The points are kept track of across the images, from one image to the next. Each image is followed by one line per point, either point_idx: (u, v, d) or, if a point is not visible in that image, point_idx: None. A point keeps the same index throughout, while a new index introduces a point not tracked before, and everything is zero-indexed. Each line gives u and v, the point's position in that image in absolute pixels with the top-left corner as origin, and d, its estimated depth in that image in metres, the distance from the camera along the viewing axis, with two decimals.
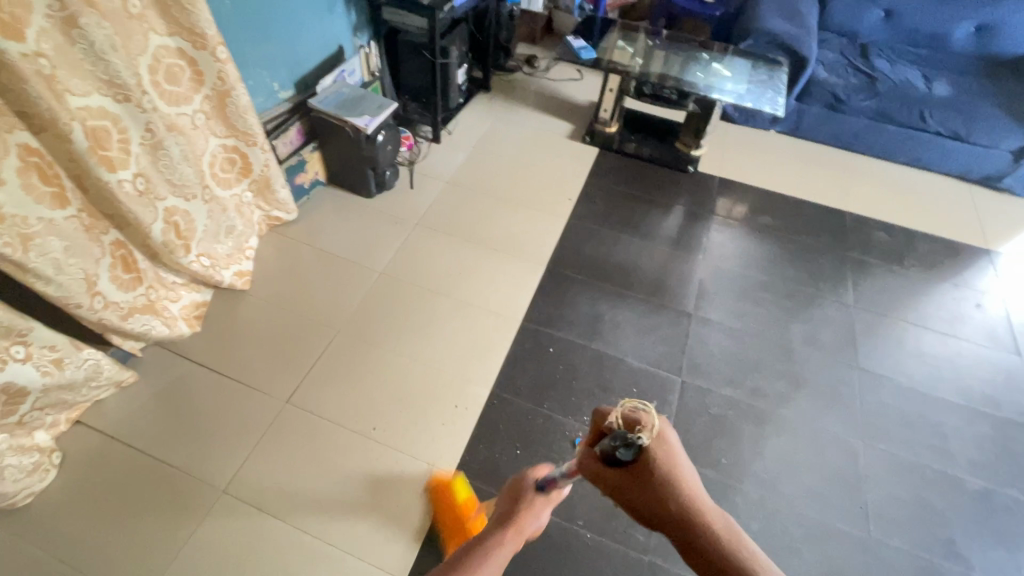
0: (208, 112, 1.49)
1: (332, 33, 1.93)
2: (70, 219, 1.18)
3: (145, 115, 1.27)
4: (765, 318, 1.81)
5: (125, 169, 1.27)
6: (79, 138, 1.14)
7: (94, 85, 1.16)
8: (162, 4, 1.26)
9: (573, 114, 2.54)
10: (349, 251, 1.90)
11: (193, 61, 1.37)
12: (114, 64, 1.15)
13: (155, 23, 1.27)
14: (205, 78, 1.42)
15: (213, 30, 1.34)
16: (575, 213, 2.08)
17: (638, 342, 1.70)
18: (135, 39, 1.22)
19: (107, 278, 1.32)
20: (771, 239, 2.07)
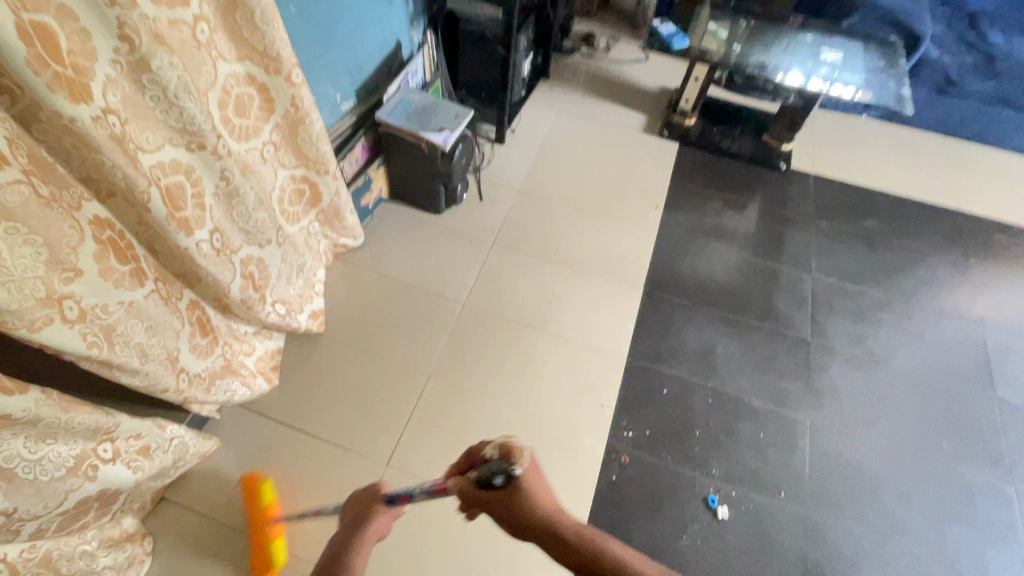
0: (278, 142, 1.28)
1: (392, 29, 1.69)
2: (150, 296, 1.01)
3: (222, 163, 1.06)
4: (888, 341, 1.65)
5: (201, 227, 1.08)
6: (158, 204, 0.95)
7: (168, 136, 0.96)
8: (232, 24, 1.04)
9: (643, 101, 2.29)
10: (424, 279, 1.72)
11: (264, 89, 1.16)
12: (190, 110, 0.94)
13: (224, 47, 1.05)
14: (278, 106, 1.20)
15: (289, 51, 1.12)
16: (664, 224, 1.88)
17: (757, 377, 1.55)
18: (206, 73, 1.01)
19: (188, 348, 1.16)
20: (882, 245, 1.87)
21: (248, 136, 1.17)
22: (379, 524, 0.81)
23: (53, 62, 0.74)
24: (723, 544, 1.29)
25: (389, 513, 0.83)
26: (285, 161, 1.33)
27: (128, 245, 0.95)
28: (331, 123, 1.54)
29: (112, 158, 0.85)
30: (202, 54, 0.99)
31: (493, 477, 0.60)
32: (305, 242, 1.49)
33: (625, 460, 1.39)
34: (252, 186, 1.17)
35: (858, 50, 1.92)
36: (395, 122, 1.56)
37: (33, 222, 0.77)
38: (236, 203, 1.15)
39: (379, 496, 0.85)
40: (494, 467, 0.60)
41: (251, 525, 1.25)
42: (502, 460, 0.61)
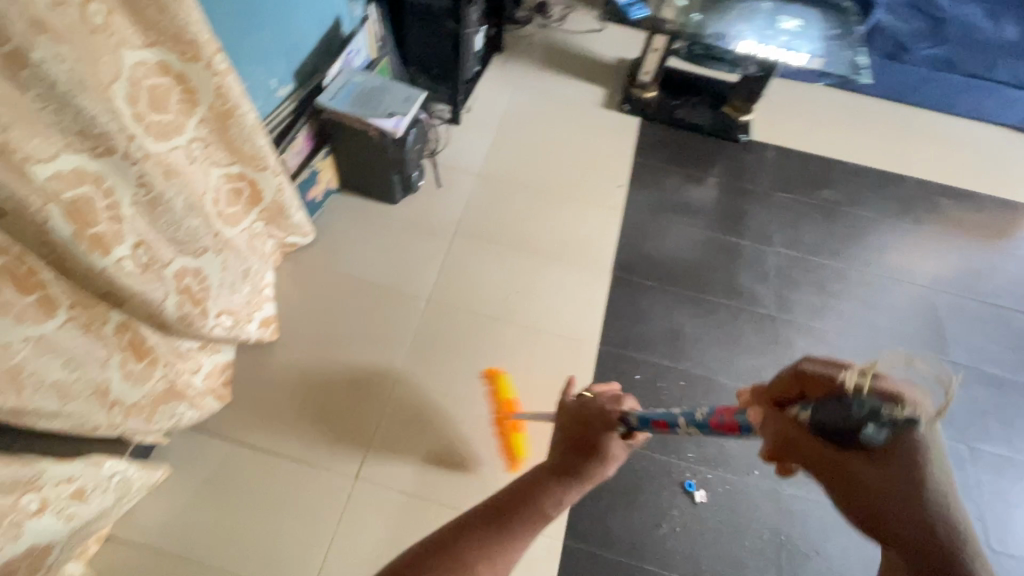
0: (206, 138, 1.14)
1: (328, 2, 1.54)
2: (63, 327, 0.89)
3: (137, 167, 0.93)
4: (850, 311, 1.68)
5: (121, 241, 0.95)
6: (60, 221, 0.82)
7: (66, 141, 0.83)
8: (134, 4, 0.90)
9: (602, 74, 2.22)
10: (384, 275, 1.61)
11: (182, 78, 1.02)
12: (89, 109, 0.81)
13: (127, 31, 0.90)
14: (200, 98, 1.07)
15: (208, 34, 0.98)
16: (631, 203, 1.84)
17: (728, 356, 1.56)
18: (106, 62, 0.86)
19: (121, 376, 1.04)
20: (842, 215, 1.89)
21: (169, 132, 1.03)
22: (612, 455, 0.74)
23: None
24: (703, 528, 1.30)
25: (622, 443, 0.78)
26: (217, 158, 1.19)
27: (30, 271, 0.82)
28: (265, 111, 1.39)
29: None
30: (99, 41, 0.84)
31: (866, 428, 0.48)
32: (247, 246, 1.36)
33: None
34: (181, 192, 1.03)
35: (814, 18, 1.90)
36: (338, 108, 1.43)
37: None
38: (159, 212, 1.02)
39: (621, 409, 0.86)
40: (865, 408, 0.49)
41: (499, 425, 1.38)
42: (883, 401, 0.49)
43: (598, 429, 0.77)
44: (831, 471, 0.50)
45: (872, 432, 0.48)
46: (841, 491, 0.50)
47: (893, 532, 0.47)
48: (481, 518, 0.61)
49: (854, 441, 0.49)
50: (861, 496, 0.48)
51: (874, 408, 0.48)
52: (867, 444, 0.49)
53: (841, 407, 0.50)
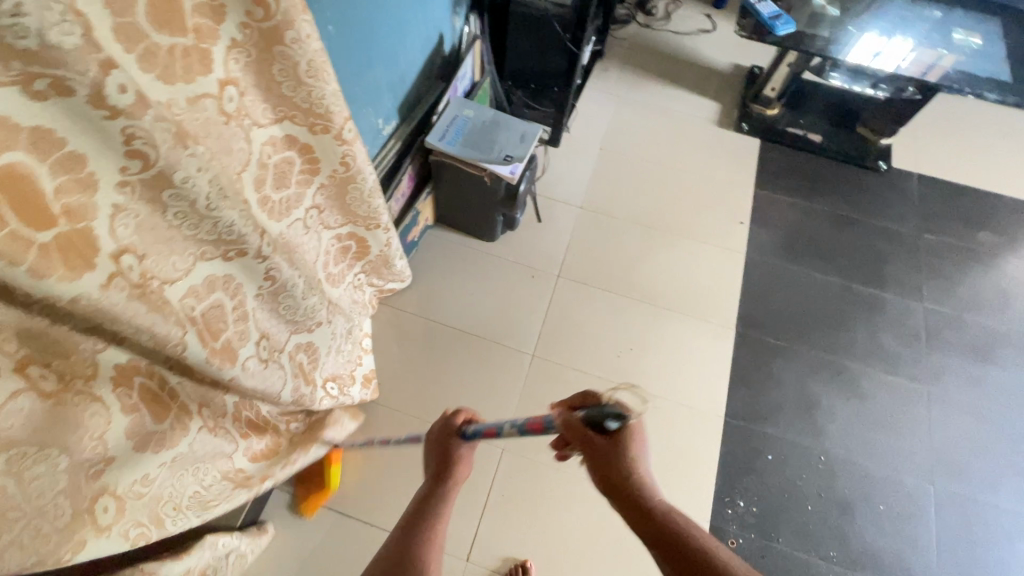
0: (323, 204, 1.02)
1: (434, 23, 1.37)
2: (197, 438, 0.83)
3: (267, 263, 0.81)
4: (1012, 383, 1.47)
5: (245, 341, 0.85)
6: (197, 347, 0.73)
7: (199, 251, 0.72)
8: (268, 78, 0.78)
9: (713, 85, 1.99)
10: (485, 324, 1.50)
11: (308, 149, 0.89)
12: (227, 219, 0.69)
13: (257, 108, 0.79)
14: (325, 166, 0.94)
15: (342, 103, 0.87)
16: (753, 245, 1.64)
17: (871, 435, 1.38)
18: (238, 151, 0.75)
19: (241, 471, 0.96)
20: (1000, 264, 1.64)
21: (289, 208, 0.92)
22: (463, 470, 0.75)
23: (33, 230, 0.50)
24: None
25: (470, 456, 0.77)
26: (331, 222, 1.07)
27: (164, 390, 0.76)
28: (372, 154, 1.26)
29: (133, 318, 0.62)
30: (231, 129, 0.73)
31: (609, 421, 0.60)
32: (353, 302, 1.25)
33: (733, 543, 1.24)
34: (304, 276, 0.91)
35: (993, 30, 1.61)
36: (450, 150, 1.28)
37: (37, 435, 0.58)
38: (282, 300, 0.91)
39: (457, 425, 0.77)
40: (609, 412, 0.60)
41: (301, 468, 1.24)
42: (619, 408, 0.60)
43: (454, 453, 0.75)
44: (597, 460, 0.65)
45: (613, 425, 0.61)
46: (598, 471, 0.66)
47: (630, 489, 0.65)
48: (426, 498, 0.69)
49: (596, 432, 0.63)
50: (612, 470, 0.65)
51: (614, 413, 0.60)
52: (608, 433, 0.64)
53: (594, 410, 0.62)
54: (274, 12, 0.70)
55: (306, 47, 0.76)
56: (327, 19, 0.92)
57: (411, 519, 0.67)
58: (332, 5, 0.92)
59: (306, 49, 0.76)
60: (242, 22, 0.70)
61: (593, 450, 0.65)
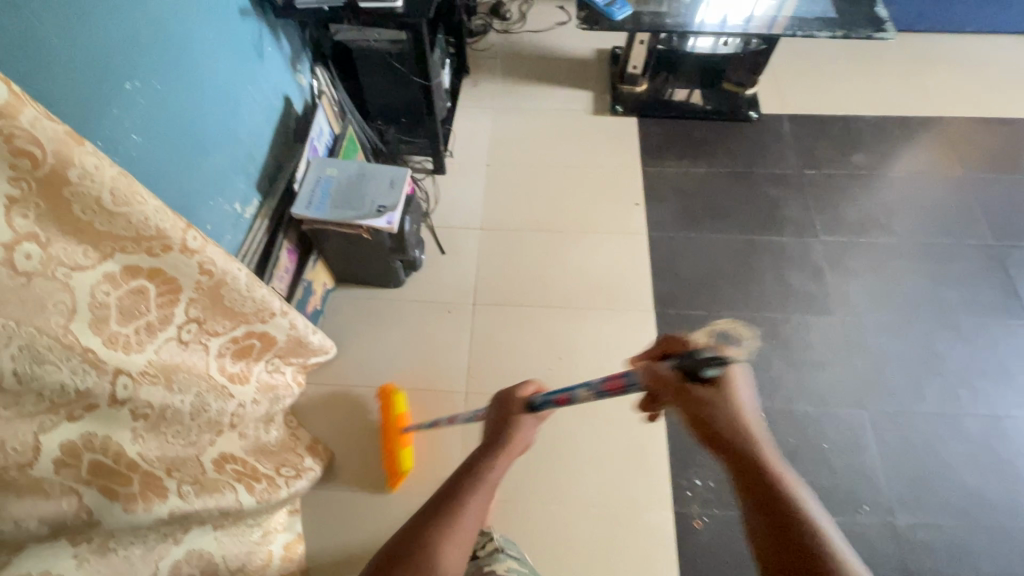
0: (200, 316, 0.94)
1: (273, 88, 1.31)
2: None
3: (127, 408, 0.81)
4: (913, 292, 1.54)
5: (165, 487, 0.86)
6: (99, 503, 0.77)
7: (37, 424, 0.69)
8: (75, 221, 0.68)
9: (582, 74, 2.01)
10: (414, 374, 1.45)
11: (156, 271, 0.82)
12: (57, 381, 0.69)
13: (71, 252, 0.70)
14: (183, 280, 0.86)
15: (170, 218, 0.77)
16: (652, 222, 1.67)
17: (802, 378, 1.43)
18: (57, 306, 0.68)
19: None
20: (879, 182, 1.74)
21: (150, 334, 0.85)
22: (525, 432, 0.73)
23: None
24: None
25: (536, 419, 0.75)
26: (218, 330, 0.98)
27: None
28: (238, 242, 1.20)
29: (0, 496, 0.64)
30: (37, 286, 0.66)
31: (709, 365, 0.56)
32: (271, 395, 1.16)
33: (699, 524, 1.26)
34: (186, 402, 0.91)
35: None
36: (319, 215, 1.23)
37: None
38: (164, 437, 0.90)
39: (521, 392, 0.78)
40: (710, 356, 0.57)
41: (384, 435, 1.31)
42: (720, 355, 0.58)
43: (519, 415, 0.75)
44: (704, 419, 0.60)
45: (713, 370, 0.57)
46: (699, 430, 0.60)
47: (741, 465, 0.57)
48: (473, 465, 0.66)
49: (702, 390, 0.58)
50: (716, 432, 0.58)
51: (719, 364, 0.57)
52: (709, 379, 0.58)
53: (690, 360, 0.58)
54: (43, 159, 0.60)
55: (99, 176, 0.66)
56: (128, 129, 0.86)
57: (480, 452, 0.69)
58: (130, 114, 0.86)
59: (102, 179, 0.66)
60: (9, 178, 0.59)
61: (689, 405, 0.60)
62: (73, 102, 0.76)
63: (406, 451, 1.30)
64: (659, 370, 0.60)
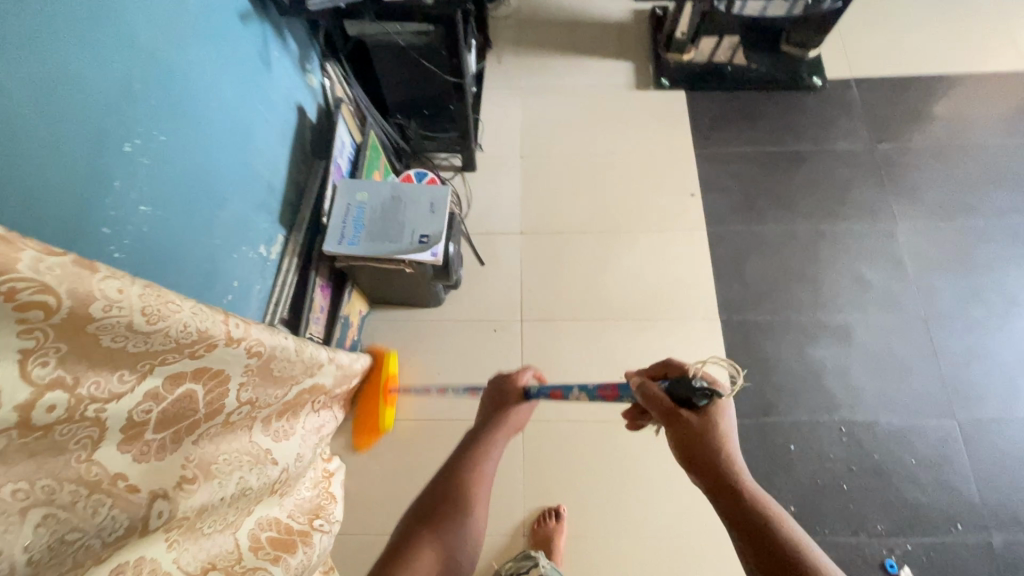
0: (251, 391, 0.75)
1: (286, 101, 1.13)
2: None
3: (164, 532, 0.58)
4: (1003, 283, 1.40)
5: None
6: None
7: None
8: (103, 352, 0.51)
9: (619, 41, 1.78)
10: (465, 402, 1.35)
11: (202, 370, 0.64)
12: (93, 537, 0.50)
13: (104, 381, 0.52)
14: (227, 368, 0.69)
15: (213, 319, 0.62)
16: (711, 216, 1.51)
17: (884, 387, 1.32)
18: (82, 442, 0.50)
19: None
20: (961, 155, 1.55)
21: (191, 433, 0.65)
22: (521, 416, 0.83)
23: None
24: None
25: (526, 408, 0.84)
26: (269, 401, 0.80)
27: None
28: (267, 289, 1.06)
29: None
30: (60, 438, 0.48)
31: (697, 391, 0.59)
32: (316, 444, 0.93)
33: None
34: (225, 497, 0.66)
35: None
36: (355, 252, 1.08)
37: None
38: (201, 538, 0.63)
39: (520, 382, 0.86)
40: (701, 387, 0.59)
41: (369, 390, 1.32)
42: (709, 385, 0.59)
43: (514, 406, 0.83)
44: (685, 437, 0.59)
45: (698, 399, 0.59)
46: (678, 447, 0.59)
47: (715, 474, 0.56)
48: (472, 441, 0.76)
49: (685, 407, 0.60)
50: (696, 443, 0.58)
51: (702, 388, 0.59)
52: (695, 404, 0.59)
53: (681, 382, 0.60)
54: (59, 305, 0.44)
55: (126, 300, 0.49)
56: (135, 201, 0.71)
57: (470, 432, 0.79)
58: (137, 183, 0.71)
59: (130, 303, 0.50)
60: (22, 330, 0.44)
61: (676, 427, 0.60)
62: (66, 187, 0.61)
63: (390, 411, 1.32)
64: (649, 388, 0.63)
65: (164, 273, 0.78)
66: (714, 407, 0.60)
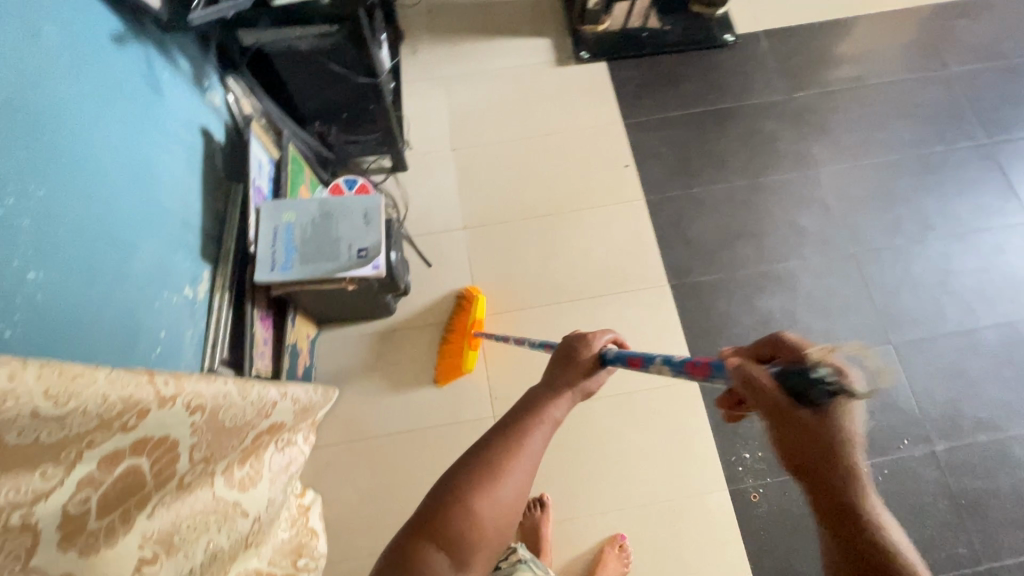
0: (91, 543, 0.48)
1: (188, 126, 1.04)
2: None
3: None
4: (918, 210, 1.50)
5: None
6: None
7: None
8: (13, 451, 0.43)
9: (534, 18, 1.74)
10: (434, 408, 1.32)
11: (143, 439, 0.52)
12: None
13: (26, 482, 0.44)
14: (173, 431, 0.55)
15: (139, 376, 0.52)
16: (647, 184, 1.53)
17: (827, 324, 1.39)
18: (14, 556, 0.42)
19: None
20: (867, 93, 1.63)
21: (143, 509, 0.53)
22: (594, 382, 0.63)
23: None
24: None
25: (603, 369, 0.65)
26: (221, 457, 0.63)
27: None
28: (201, 331, 0.99)
29: None
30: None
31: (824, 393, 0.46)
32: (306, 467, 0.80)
33: (757, 497, 1.25)
34: (194, 570, 0.57)
35: None
36: (291, 277, 1.03)
37: None
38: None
39: (595, 347, 0.66)
40: (829, 387, 0.46)
41: (455, 333, 1.36)
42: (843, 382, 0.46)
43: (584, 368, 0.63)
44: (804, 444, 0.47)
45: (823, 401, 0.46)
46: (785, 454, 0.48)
47: (830, 493, 0.47)
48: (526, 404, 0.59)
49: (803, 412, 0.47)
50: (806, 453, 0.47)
51: (827, 383, 0.46)
52: (820, 406, 0.46)
53: (801, 372, 0.47)
54: None
55: (21, 386, 0.42)
56: (21, 268, 0.63)
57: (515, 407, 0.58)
58: (20, 247, 0.64)
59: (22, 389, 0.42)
60: None
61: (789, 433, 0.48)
62: None
63: (475, 352, 1.34)
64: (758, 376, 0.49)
65: (75, 340, 0.71)
66: (841, 408, 0.47)
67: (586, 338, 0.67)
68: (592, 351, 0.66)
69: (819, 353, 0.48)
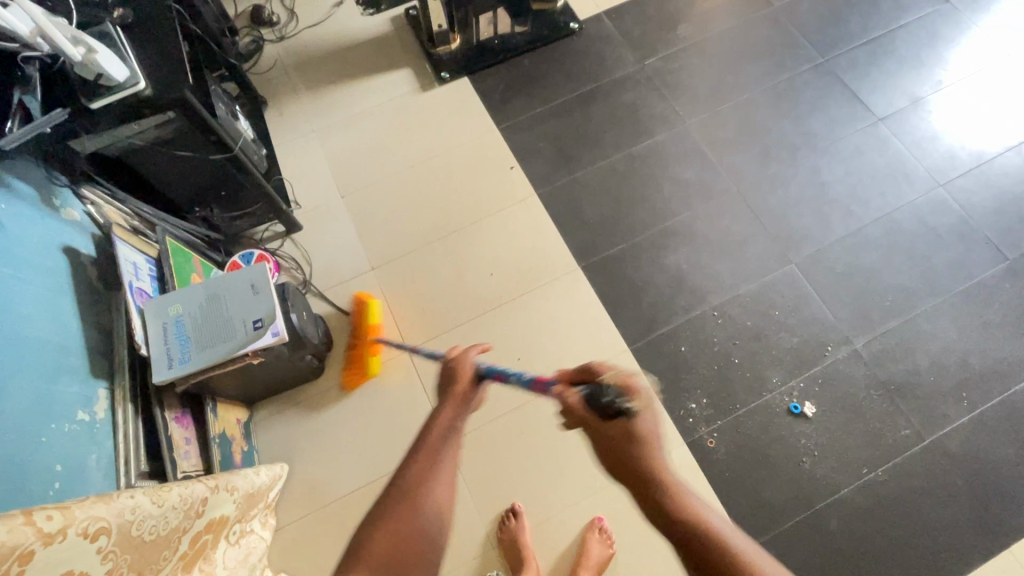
0: None
1: (44, 249, 1.00)
2: None
3: None
4: (781, 137, 1.61)
5: None
6: None
7: None
8: None
9: (389, 53, 1.78)
10: (387, 453, 1.31)
11: None
12: None
13: None
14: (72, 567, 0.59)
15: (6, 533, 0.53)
16: (535, 179, 1.58)
17: (731, 262, 1.47)
18: None
19: None
20: (710, 44, 1.75)
21: None
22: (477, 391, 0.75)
23: None
24: (830, 433, 1.30)
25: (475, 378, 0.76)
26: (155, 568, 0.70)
27: None
28: (108, 451, 0.95)
29: None
30: None
31: (612, 402, 0.64)
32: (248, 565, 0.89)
33: (712, 442, 1.30)
34: None
35: None
36: (190, 368, 1.00)
37: None
38: None
39: (468, 360, 0.78)
40: (614, 396, 0.65)
41: (358, 335, 1.39)
42: (620, 390, 0.65)
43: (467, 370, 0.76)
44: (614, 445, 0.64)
45: (618, 406, 0.64)
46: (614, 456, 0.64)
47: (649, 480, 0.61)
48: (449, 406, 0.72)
49: (603, 418, 0.65)
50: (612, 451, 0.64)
51: (614, 397, 0.65)
52: (614, 412, 0.64)
53: (598, 391, 0.66)
54: None
55: None
56: None
57: (423, 428, 0.68)
58: None
59: None
60: None
61: (604, 436, 0.65)
62: None
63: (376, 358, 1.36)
64: (568, 398, 0.69)
65: None
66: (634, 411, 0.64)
67: (460, 356, 0.78)
68: (467, 365, 0.77)
69: (611, 374, 0.68)
